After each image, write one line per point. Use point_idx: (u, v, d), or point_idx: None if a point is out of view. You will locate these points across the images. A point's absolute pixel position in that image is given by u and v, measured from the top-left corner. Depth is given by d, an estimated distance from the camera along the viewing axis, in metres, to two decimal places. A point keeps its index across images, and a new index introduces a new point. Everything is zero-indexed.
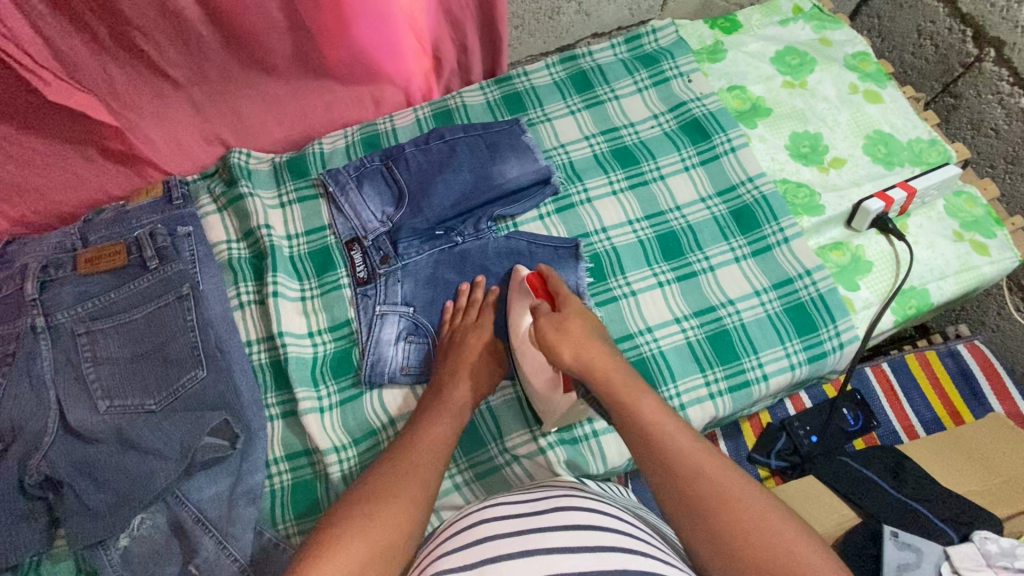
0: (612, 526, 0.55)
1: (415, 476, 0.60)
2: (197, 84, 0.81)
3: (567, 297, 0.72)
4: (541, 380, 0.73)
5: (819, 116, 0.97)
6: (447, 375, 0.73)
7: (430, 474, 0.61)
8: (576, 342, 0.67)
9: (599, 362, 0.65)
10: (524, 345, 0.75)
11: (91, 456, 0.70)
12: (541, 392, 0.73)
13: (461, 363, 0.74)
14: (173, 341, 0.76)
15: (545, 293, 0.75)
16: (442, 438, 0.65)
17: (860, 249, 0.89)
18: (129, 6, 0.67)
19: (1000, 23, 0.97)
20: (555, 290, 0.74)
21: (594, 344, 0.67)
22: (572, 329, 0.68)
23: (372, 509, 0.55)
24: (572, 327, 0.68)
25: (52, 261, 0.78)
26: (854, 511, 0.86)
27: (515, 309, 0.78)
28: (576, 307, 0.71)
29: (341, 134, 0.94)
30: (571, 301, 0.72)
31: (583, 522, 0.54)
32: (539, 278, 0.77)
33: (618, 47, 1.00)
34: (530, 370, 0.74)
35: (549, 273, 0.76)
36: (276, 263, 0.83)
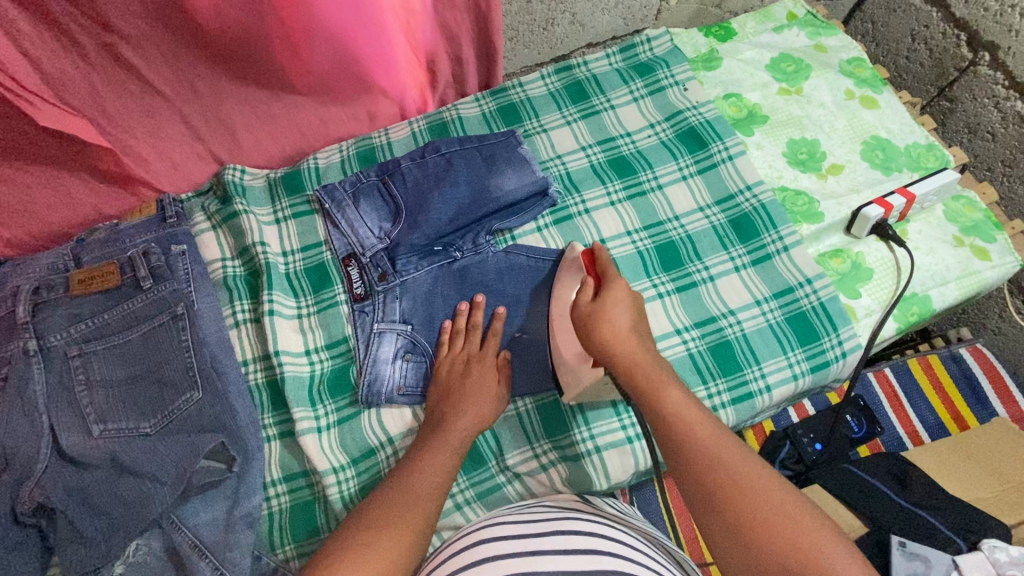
0: (606, 547, 0.55)
1: (414, 504, 0.60)
2: (189, 102, 0.80)
3: (614, 280, 0.71)
4: (573, 354, 0.73)
5: (815, 122, 0.97)
6: (451, 404, 0.72)
7: (430, 505, 0.61)
8: (615, 331, 0.66)
9: (624, 355, 0.65)
10: (561, 316, 0.75)
11: (85, 482, 0.69)
12: (569, 364, 0.73)
13: (467, 390, 0.73)
14: (168, 362, 0.74)
15: (595, 270, 0.74)
16: (444, 470, 0.65)
17: (860, 256, 0.89)
18: (116, 28, 0.66)
19: (994, 27, 0.97)
20: (604, 270, 0.72)
21: (633, 338, 0.66)
22: (613, 316, 0.67)
23: (370, 538, 0.55)
24: (612, 316, 0.67)
25: (43, 282, 0.77)
26: (859, 520, 0.84)
27: (564, 281, 0.78)
28: (620, 294, 0.69)
29: (336, 148, 0.93)
30: (619, 285, 0.70)
31: (589, 546, 0.54)
32: (590, 255, 0.75)
33: (613, 57, 1.00)
34: (563, 342, 0.74)
35: (600, 251, 0.75)
36: (272, 280, 0.82)
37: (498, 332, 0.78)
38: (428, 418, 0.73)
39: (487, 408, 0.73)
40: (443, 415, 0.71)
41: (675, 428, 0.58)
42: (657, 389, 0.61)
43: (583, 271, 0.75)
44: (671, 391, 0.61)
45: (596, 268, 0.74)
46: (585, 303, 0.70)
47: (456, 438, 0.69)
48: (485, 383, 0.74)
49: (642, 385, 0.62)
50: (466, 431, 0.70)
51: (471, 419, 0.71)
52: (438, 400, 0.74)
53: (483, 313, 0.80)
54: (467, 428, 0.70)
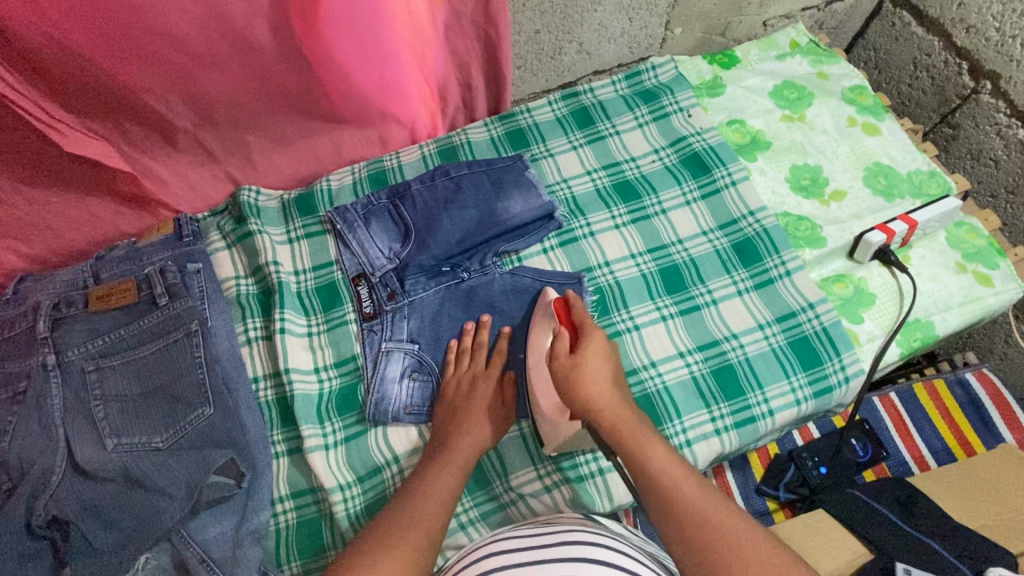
0: (610, 559, 0.57)
1: (420, 518, 0.62)
2: (206, 129, 0.83)
3: (591, 329, 0.73)
4: (550, 406, 0.73)
5: (818, 148, 0.99)
6: (454, 421, 0.74)
7: (435, 522, 0.62)
8: (595, 386, 0.69)
9: (607, 411, 0.67)
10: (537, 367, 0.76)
11: (98, 496, 0.70)
12: (546, 412, 0.74)
13: (471, 405, 0.75)
14: (181, 378, 0.76)
15: (568, 321, 0.76)
16: (449, 487, 0.66)
17: (862, 281, 0.89)
18: (140, 59, 0.69)
19: (995, 57, 0.99)
20: (580, 323, 0.74)
21: (614, 393, 0.69)
22: (593, 373, 0.69)
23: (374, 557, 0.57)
24: (592, 372, 0.69)
25: (64, 298, 0.80)
26: (866, 548, 0.83)
27: (537, 331, 0.78)
28: (598, 345, 0.72)
29: (348, 170, 0.96)
30: (595, 338, 0.72)
31: (594, 556, 0.56)
32: (563, 304, 0.77)
33: (618, 84, 1.03)
34: (541, 393, 0.74)
35: (573, 302, 0.77)
36: (284, 299, 0.84)
37: (503, 352, 0.80)
38: (434, 434, 0.75)
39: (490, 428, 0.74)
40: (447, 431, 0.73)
41: (659, 477, 0.62)
42: (643, 442, 0.65)
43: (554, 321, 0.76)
44: (655, 444, 0.65)
45: (569, 315, 0.76)
46: (565, 357, 0.71)
47: (460, 457, 0.70)
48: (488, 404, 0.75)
49: (627, 440, 0.65)
50: (470, 449, 0.71)
51: (475, 438, 0.72)
52: (442, 420, 0.75)
53: (489, 332, 0.82)
54: (471, 446, 0.72)
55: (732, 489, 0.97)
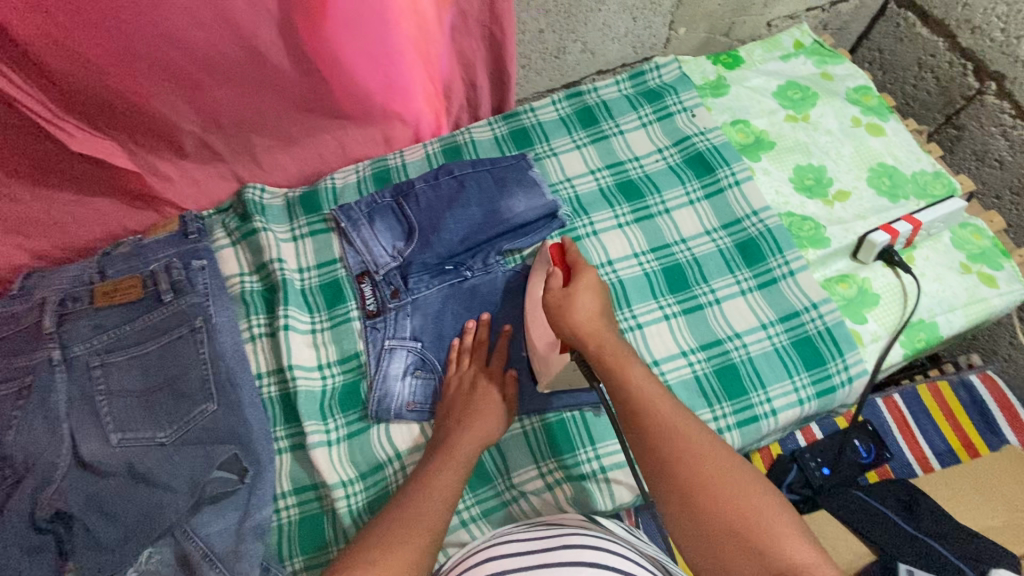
0: (610, 561, 0.56)
1: (422, 517, 0.60)
2: (211, 129, 0.84)
3: (584, 268, 0.72)
4: (546, 343, 0.76)
5: (822, 148, 0.98)
6: (456, 421, 0.74)
7: (436, 522, 0.61)
8: (582, 316, 0.67)
9: (594, 337, 0.66)
10: (535, 312, 0.78)
11: (102, 491, 0.70)
12: (540, 352, 0.76)
13: (473, 405, 0.75)
14: (185, 373, 0.77)
15: (563, 263, 0.75)
16: (451, 485, 0.66)
17: (866, 281, 0.89)
18: (146, 58, 0.70)
19: (999, 58, 0.99)
20: (574, 262, 0.73)
21: (604, 324, 0.68)
22: (582, 304, 0.68)
23: (377, 555, 0.55)
24: (583, 304, 0.68)
25: (69, 294, 0.80)
26: (869, 548, 0.83)
27: (536, 278, 0.80)
28: (591, 280, 0.70)
29: (352, 169, 0.96)
30: (589, 274, 0.71)
31: (594, 559, 0.56)
32: (559, 249, 0.76)
33: (622, 83, 1.03)
34: (535, 332, 0.77)
35: (569, 245, 0.76)
36: (288, 296, 0.85)
37: (503, 351, 0.80)
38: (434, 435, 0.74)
39: (489, 423, 0.74)
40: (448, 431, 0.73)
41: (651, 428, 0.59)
42: (622, 363, 0.64)
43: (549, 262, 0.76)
44: (637, 367, 0.63)
45: (566, 261, 0.75)
46: (557, 291, 0.70)
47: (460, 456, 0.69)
48: (489, 403, 0.75)
49: (611, 363, 0.64)
50: (470, 447, 0.71)
51: (476, 438, 0.72)
52: (443, 421, 0.75)
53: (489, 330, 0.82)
54: (471, 443, 0.71)
55: None
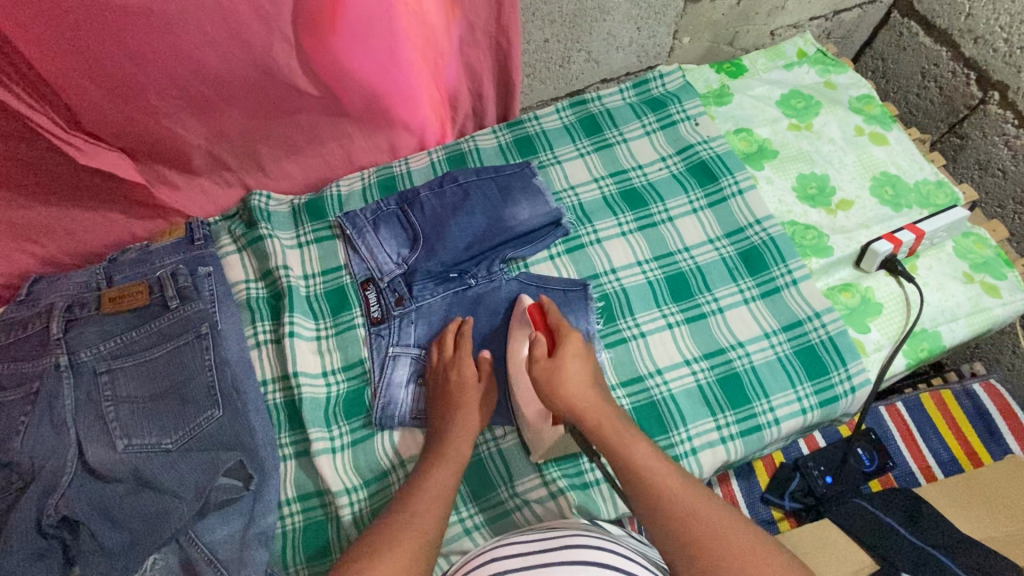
0: (611, 562, 0.57)
1: (415, 517, 0.62)
2: (218, 139, 0.84)
3: (566, 333, 0.75)
4: (536, 412, 0.77)
5: (825, 157, 0.99)
6: (442, 416, 0.75)
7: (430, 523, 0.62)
8: (576, 387, 0.71)
9: (590, 408, 0.70)
10: (519, 372, 0.78)
11: (108, 496, 0.71)
12: (532, 422, 0.77)
13: (455, 403, 0.75)
14: (191, 380, 0.77)
15: (546, 326, 0.78)
16: (443, 484, 0.67)
17: (869, 291, 0.89)
18: (154, 68, 0.71)
19: (1002, 68, 0.99)
20: (556, 325, 0.77)
21: (592, 392, 0.71)
22: (572, 374, 0.72)
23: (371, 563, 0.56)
24: (570, 373, 0.72)
25: (76, 300, 0.81)
26: (872, 558, 0.82)
27: (517, 337, 0.80)
28: (574, 347, 0.74)
29: (357, 176, 0.97)
30: (572, 340, 0.75)
31: (595, 559, 0.57)
32: (539, 310, 0.79)
33: (626, 92, 1.03)
34: (524, 402, 0.77)
35: (549, 307, 0.79)
36: (293, 303, 0.85)
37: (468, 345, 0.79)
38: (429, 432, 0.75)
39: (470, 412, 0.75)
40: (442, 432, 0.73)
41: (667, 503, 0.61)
42: (626, 441, 0.66)
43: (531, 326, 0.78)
44: (637, 442, 0.66)
45: (547, 322, 0.78)
46: (543, 359, 0.74)
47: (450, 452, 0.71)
48: (469, 390, 0.76)
49: (613, 440, 0.66)
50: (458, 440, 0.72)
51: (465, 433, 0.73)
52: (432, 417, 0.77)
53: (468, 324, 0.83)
54: (458, 437, 0.73)
55: (737, 498, 0.97)
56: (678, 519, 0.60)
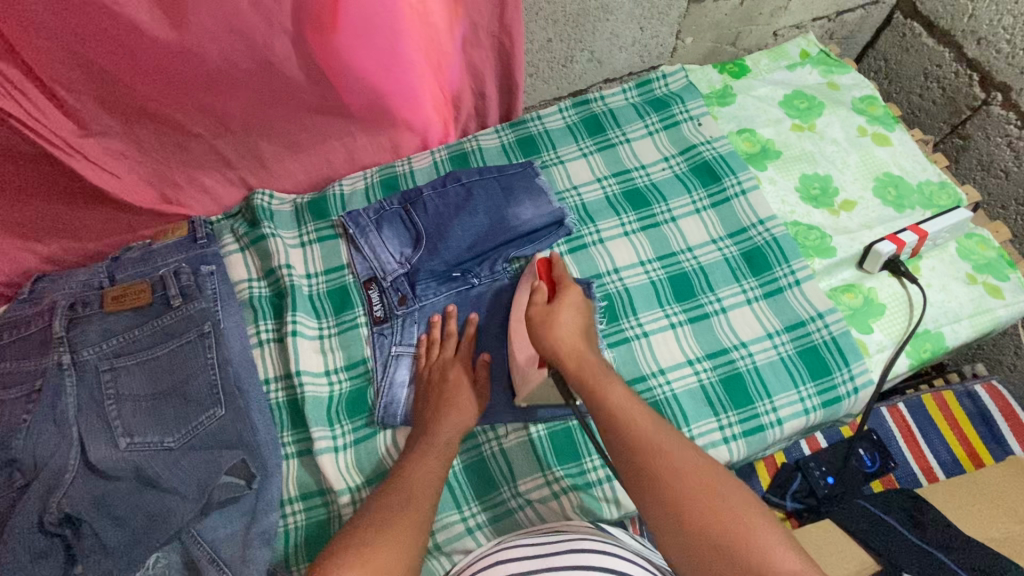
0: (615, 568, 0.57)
1: (407, 505, 0.62)
2: (220, 136, 0.84)
3: (569, 287, 0.75)
4: (525, 356, 0.77)
5: (828, 158, 0.99)
6: (434, 410, 0.75)
7: (423, 506, 0.63)
8: (564, 333, 0.70)
9: (571, 352, 0.69)
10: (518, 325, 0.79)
11: (110, 495, 0.71)
12: (520, 365, 0.77)
13: (448, 397, 0.76)
14: (193, 378, 0.77)
15: (548, 278, 0.78)
16: (434, 472, 0.68)
17: (872, 291, 0.89)
18: (157, 65, 0.71)
19: (1005, 69, 0.99)
20: (558, 278, 0.77)
21: (581, 341, 0.70)
22: (565, 320, 0.71)
23: (366, 543, 0.57)
24: (563, 320, 0.72)
25: (79, 299, 0.81)
26: (872, 557, 0.81)
27: (522, 288, 0.82)
28: (573, 300, 0.74)
29: (360, 175, 0.97)
30: (572, 293, 0.75)
31: (600, 565, 0.56)
32: (545, 263, 0.80)
33: (629, 92, 1.03)
34: (518, 345, 0.78)
35: (555, 260, 0.80)
36: (296, 302, 0.85)
37: (470, 338, 0.81)
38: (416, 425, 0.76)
39: (462, 408, 0.75)
40: (435, 423, 0.73)
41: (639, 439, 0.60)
42: (604, 383, 0.65)
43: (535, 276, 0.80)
44: (616, 384, 0.66)
45: (551, 275, 0.79)
46: (541, 304, 0.74)
47: (440, 444, 0.71)
48: (459, 386, 0.77)
49: (590, 381, 0.66)
50: (451, 434, 0.73)
51: (457, 426, 0.74)
52: (420, 411, 0.77)
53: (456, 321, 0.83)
54: (450, 431, 0.73)
55: None
56: (664, 486, 0.56)
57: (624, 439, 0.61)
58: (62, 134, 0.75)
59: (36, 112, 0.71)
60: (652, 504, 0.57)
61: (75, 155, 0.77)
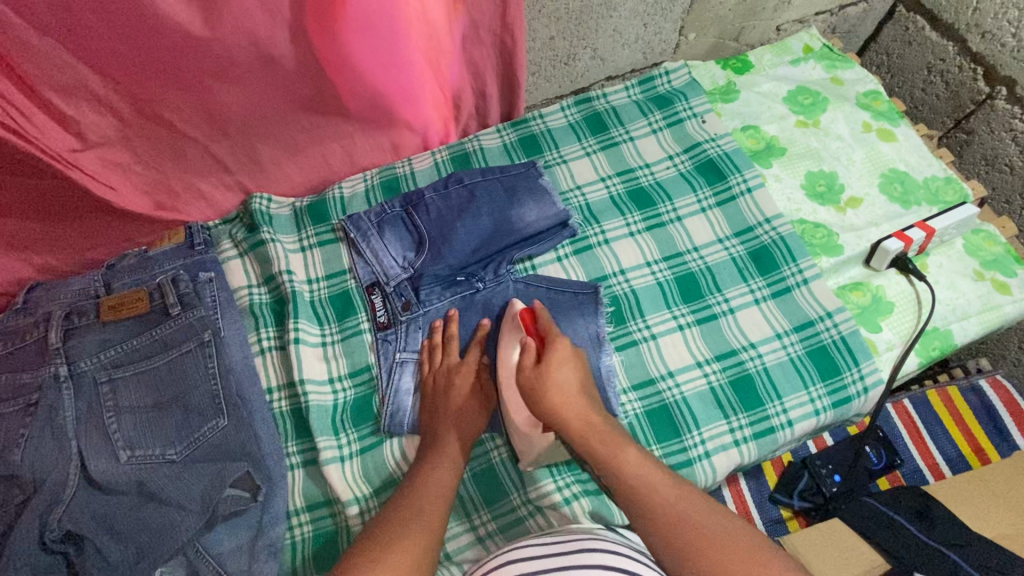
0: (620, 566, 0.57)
1: (421, 522, 0.60)
2: (217, 140, 0.82)
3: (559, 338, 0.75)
4: (524, 419, 0.75)
5: (833, 154, 0.98)
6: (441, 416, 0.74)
7: (435, 521, 0.62)
8: (565, 396, 0.71)
9: (580, 419, 0.70)
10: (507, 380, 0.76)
11: (112, 508, 0.70)
12: (521, 429, 0.75)
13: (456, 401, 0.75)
14: (194, 389, 0.75)
15: (535, 332, 0.77)
16: (446, 482, 0.67)
17: (880, 289, 0.89)
18: (151, 67, 0.69)
19: (1010, 63, 0.98)
20: (546, 331, 0.76)
21: (579, 401, 0.71)
22: (562, 382, 0.72)
23: (380, 555, 0.56)
24: (561, 381, 0.72)
25: (76, 308, 0.79)
26: (882, 557, 0.81)
27: (504, 342, 0.79)
28: (565, 353, 0.74)
29: (360, 177, 0.95)
30: (561, 346, 0.74)
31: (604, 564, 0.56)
32: (528, 314, 0.78)
33: (632, 89, 1.02)
34: (513, 407, 0.75)
35: (540, 311, 0.78)
36: (298, 308, 0.84)
37: (480, 342, 0.80)
38: (425, 435, 0.74)
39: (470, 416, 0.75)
40: (445, 430, 0.73)
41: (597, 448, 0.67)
42: (614, 450, 0.67)
43: (521, 331, 0.78)
44: (626, 447, 0.67)
45: (537, 327, 0.77)
46: (531, 367, 0.74)
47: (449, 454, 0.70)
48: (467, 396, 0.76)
49: (600, 449, 0.67)
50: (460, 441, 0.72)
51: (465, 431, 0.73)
52: (428, 420, 0.76)
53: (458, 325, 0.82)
54: (459, 439, 0.72)
55: (747, 498, 0.96)
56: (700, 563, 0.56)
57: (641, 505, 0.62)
58: (56, 147, 0.73)
59: (25, 125, 0.69)
60: (666, 552, 0.59)
61: (70, 170, 0.76)
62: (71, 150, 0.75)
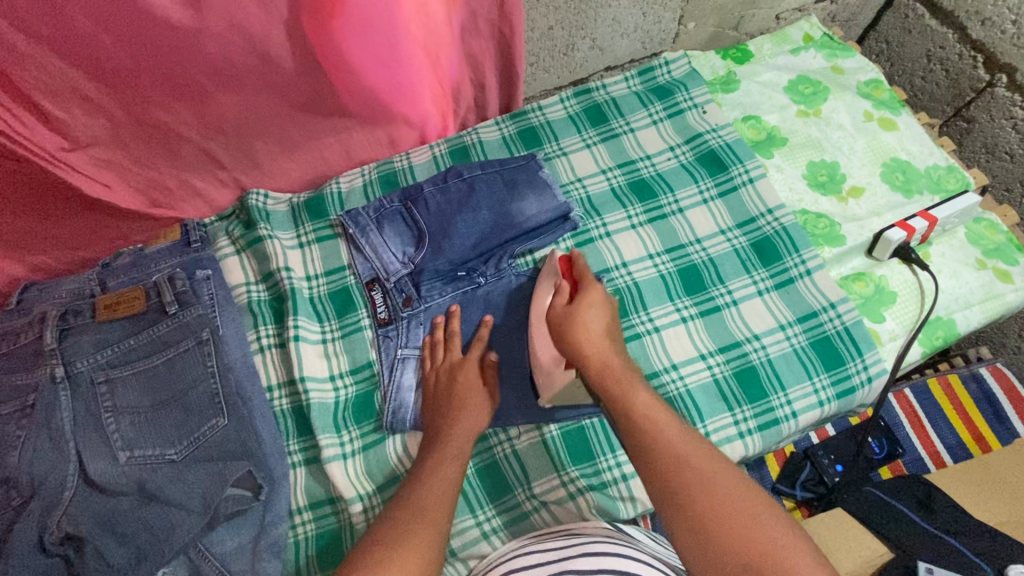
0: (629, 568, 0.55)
1: (426, 521, 0.59)
2: (211, 137, 0.81)
3: (591, 285, 0.74)
4: (548, 355, 0.75)
5: (834, 144, 0.97)
6: (444, 411, 0.73)
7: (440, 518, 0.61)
8: (588, 334, 0.69)
9: (596, 356, 0.67)
10: (539, 323, 0.77)
11: (112, 510, 0.69)
12: (544, 365, 0.75)
13: (459, 396, 0.74)
14: (193, 389, 0.74)
15: (571, 276, 0.77)
16: (450, 478, 0.66)
17: (883, 279, 0.88)
18: (142, 64, 0.68)
19: (1011, 50, 0.98)
20: (580, 275, 0.76)
21: (604, 343, 0.69)
22: (588, 321, 0.70)
23: (385, 556, 0.55)
24: (587, 321, 0.70)
25: (71, 308, 0.78)
26: (884, 544, 0.80)
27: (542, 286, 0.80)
28: (595, 298, 0.73)
29: (358, 172, 0.94)
30: (593, 291, 0.73)
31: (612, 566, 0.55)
32: (567, 259, 0.79)
33: (631, 80, 1.01)
34: (541, 345, 0.76)
35: (578, 257, 0.78)
36: (298, 305, 0.83)
37: (482, 339, 0.79)
38: (427, 431, 0.73)
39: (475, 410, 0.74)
40: (449, 425, 0.72)
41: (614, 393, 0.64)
42: (625, 385, 0.64)
43: (557, 275, 0.78)
44: (639, 388, 0.64)
45: (573, 273, 0.77)
46: (562, 305, 0.72)
47: (452, 450, 0.69)
48: (471, 390, 0.75)
49: (612, 386, 0.64)
50: (464, 437, 0.71)
51: (469, 427, 0.72)
52: (431, 416, 0.75)
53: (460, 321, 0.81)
54: (463, 436, 0.71)
55: None
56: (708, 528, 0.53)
57: (650, 460, 0.58)
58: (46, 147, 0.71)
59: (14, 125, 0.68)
60: (689, 538, 0.54)
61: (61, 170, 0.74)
62: (61, 151, 0.73)
